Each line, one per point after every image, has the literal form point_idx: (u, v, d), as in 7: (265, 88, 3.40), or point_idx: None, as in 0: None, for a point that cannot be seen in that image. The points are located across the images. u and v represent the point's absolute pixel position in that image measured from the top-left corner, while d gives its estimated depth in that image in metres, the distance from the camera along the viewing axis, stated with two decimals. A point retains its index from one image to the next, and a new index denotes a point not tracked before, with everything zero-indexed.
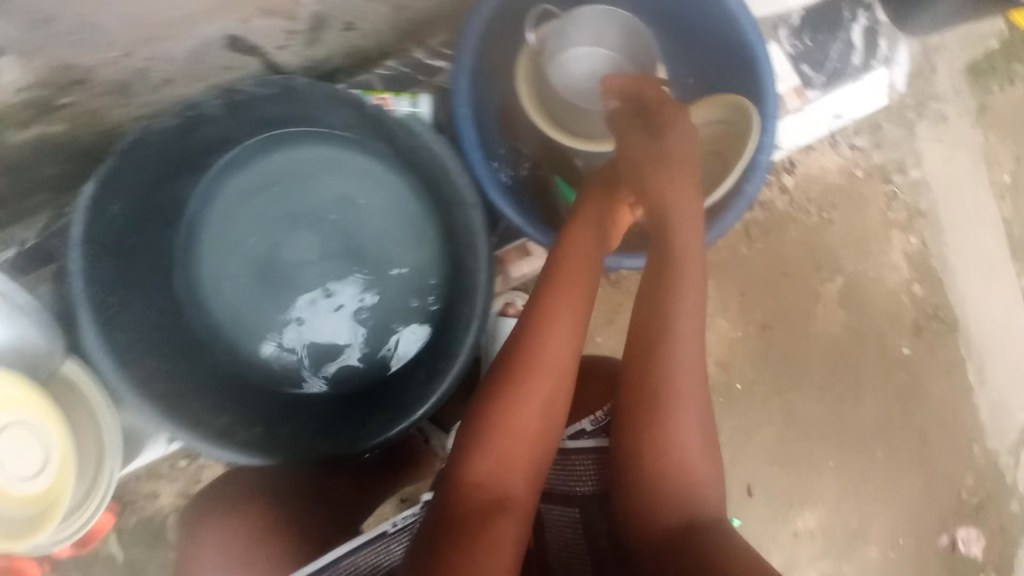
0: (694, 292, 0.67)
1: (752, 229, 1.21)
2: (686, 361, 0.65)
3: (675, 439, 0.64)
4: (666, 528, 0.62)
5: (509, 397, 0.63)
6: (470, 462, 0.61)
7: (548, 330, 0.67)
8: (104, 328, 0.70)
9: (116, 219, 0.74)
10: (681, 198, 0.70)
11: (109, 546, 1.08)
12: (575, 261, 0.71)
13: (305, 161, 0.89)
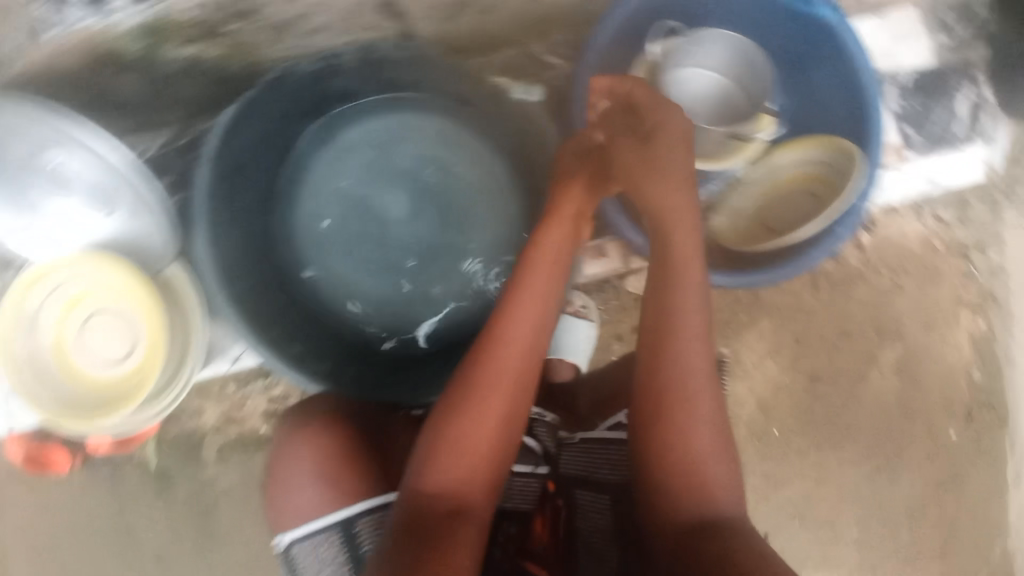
0: (694, 291, 0.68)
1: (820, 279, 1.20)
2: (688, 358, 0.67)
3: (684, 438, 0.66)
4: (680, 516, 0.65)
5: (466, 414, 0.65)
6: (427, 477, 0.64)
7: (509, 345, 0.67)
8: (212, 241, 0.76)
9: (241, 144, 0.80)
10: (669, 197, 0.70)
11: (149, 450, 1.14)
12: (543, 268, 0.71)
13: (418, 126, 0.93)
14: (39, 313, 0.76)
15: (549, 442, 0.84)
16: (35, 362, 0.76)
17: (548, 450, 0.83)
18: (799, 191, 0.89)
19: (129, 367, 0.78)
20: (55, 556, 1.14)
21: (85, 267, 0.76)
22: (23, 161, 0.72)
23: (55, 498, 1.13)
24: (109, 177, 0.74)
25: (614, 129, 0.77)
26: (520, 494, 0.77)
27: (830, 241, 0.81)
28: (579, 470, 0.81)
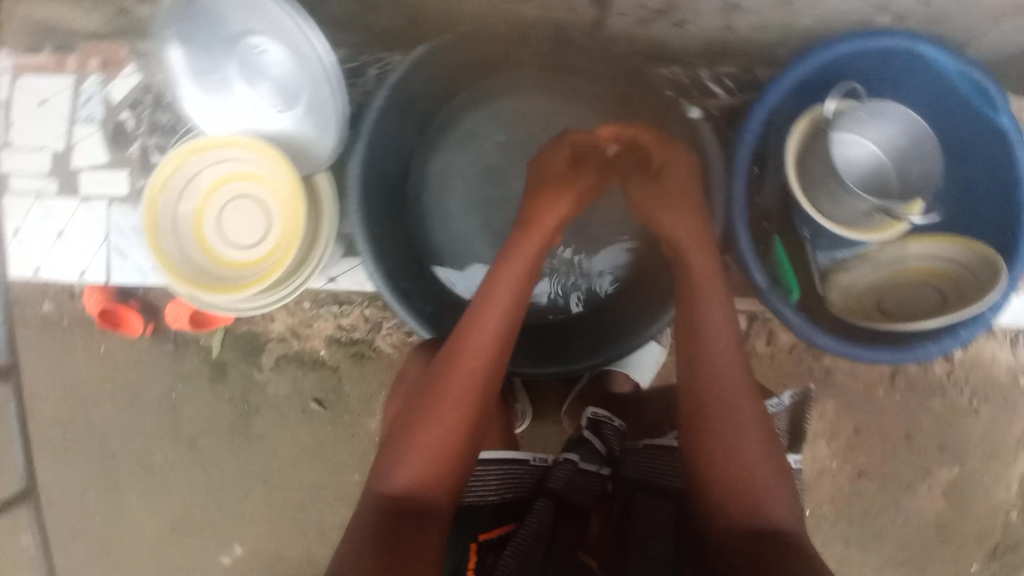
0: (718, 318, 0.75)
1: (898, 380, 1.18)
2: (720, 375, 0.72)
3: (737, 445, 0.68)
4: (733, 520, 0.66)
5: (430, 417, 0.69)
6: (392, 478, 0.67)
7: (470, 349, 0.73)
8: (365, 161, 0.80)
9: (416, 82, 0.83)
10: (679, 227, 0.80)
11: (214, 338, 1.18)
12: (511, 283, 0.78)
13: (573, 118, 0.94)
14: (196, 177, 0.81)
15: (614, 446, 0.90)
16: (175, 220, 0.80)
17: (614, 454, 0.89)
18: (926, 283, 0.88)
19: (252, 255, 0.82)
20: (101, 409, 1.20)
21: (251, 151, 0.79)
22: (232, 40, 0.76)
23: (118, 355, 1.19)
24: (295, 77, 0.75)
25: (623, 174, 0.87)
26: (587, 489, 0.83)
27: (950, 340, 0.82)
28: (644, 475, 0.82)
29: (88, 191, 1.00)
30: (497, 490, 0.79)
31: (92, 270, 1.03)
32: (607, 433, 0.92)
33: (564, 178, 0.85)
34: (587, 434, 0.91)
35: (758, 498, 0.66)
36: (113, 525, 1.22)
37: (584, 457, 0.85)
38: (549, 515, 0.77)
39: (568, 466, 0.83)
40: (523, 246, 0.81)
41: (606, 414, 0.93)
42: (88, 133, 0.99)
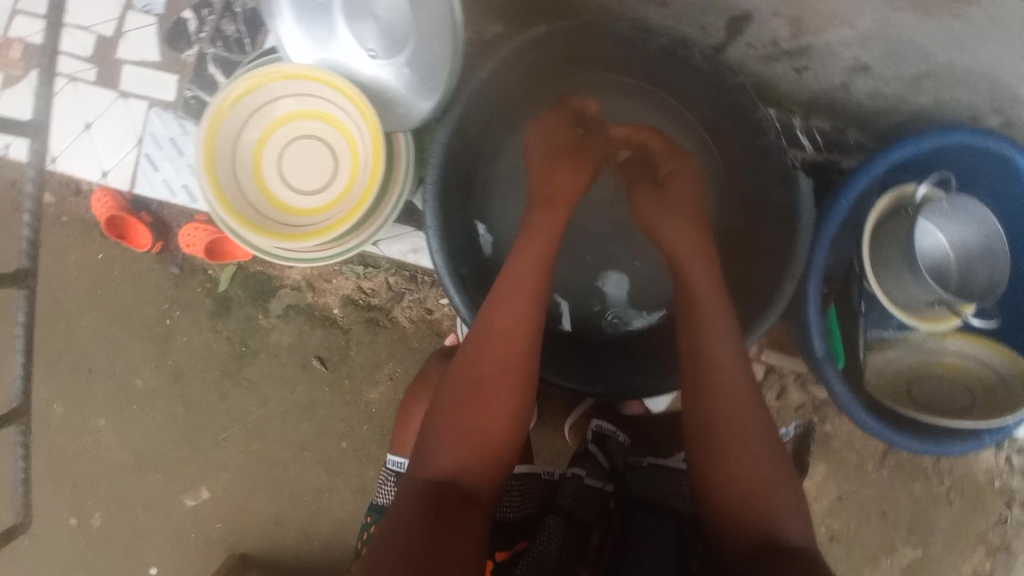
0: (719, 331, 0.70)
1: (889, 458, 1.18)
2: (723, 391, 0.68)
3: (742, 457, 0.65)
4: (745, 542, 0.62)
5: (466, 404, 0.67)
6: (433, 464, 0.66)
7: (489, 329, 0.70)
8: (452, 132, 0.74)
9: (519, 55, 0.76)
10: (681, 240, 0.77)
11: (223, 273, 1.11)
12: (532, 259, 0.74)
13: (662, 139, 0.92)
14: (269, 105, 0.74)
15: (617, 461, 0.89)
16: (234, 146, 0.73)
17: (617, 469, 0.88)
18: (956, 380, 0.91)
19: (310, 203, 0.76)
20: (90, 319, 1.13)
21: (319, 86, 0.73)
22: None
23: (118, 267, 1.11)
24: (404, 25, 0.72)
25: (632, 177, 0.88)
26: (594, 504, 0.81)
27: (971, 441, 0.83)
28: (647, 494, 0.81)
29: (130, 89, 0.93)
30: (519, 506, 0.80)
31: (115, 174, 0.96)
32: (610, 448, 0.91)
33: (569, 151, 0.83)
34: (593, 448, 0.90)
35: (768, 516, 0.62)
36: (77, 441, 1.15)
37: (589, 471, 0.84)
38: (560, 533, 0.75)
39: (576, 481, 0.82)
40: (546, 218, 0.77)
41: (612, 428, 0.93)
42: (142, 26, 0.91)
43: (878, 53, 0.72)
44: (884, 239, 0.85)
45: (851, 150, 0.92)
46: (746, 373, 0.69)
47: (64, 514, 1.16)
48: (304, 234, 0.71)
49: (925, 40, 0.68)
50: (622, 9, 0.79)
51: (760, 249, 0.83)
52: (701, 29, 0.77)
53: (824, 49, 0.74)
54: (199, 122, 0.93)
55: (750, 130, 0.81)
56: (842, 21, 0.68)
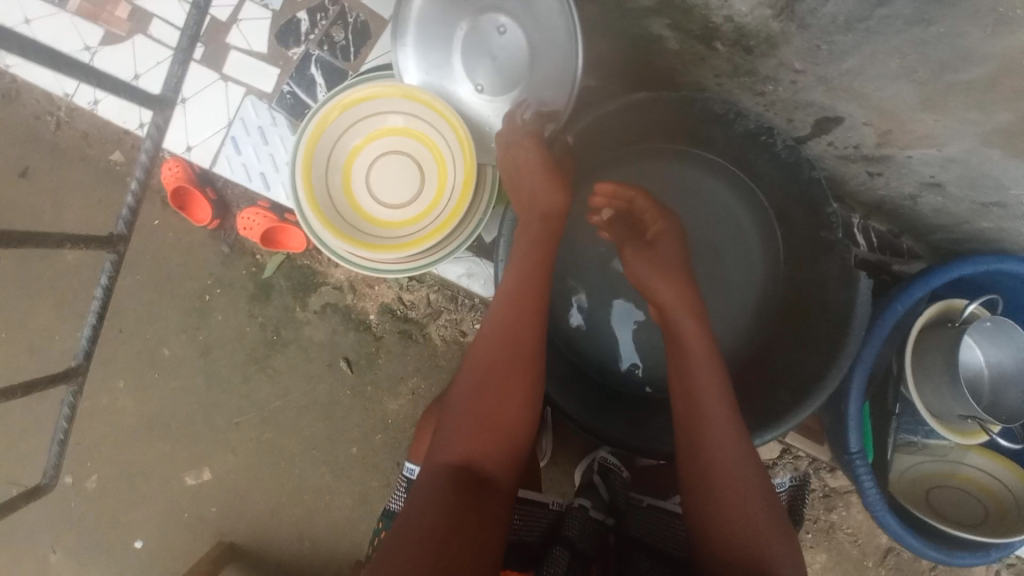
0: (711, 379, 0.71)
1: (888, 557, 1.14)
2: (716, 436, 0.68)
3: (732, 506, 0.65)
4: None
5: (478, 398, 0.67)
6: (444, 455, 0.64)
7: (493, 334, 0.70)
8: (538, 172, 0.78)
9: (614, 112, 0.80)
10: (668, 295, 0.78)
11: (272, 260, 1.12)
12: (533, 264, 0.72)
13: (727, 215, 0.96)
14: (377, 116, 0.78)
15: (620, 496, 0.87)
16: (334, 147, 0.77)
17: (619, 504, 0.85)
18: (972, 495, 0.92)
19: (391, 214, 0.79)
20: (131, 281, 1.14)
21: (415, 108, 0.77)
22: (472, 12, 0.80)
23: (171, 236, 1.13)
24: (517, 71, 0.80)
25: (619, 237, 0.86)
26: (594, 537, 0.80)
27: (979, 554, 0.84)
28: (648, 534, 0.78)
29: (231, 73, 0.96)
30: (525, 533, 0.77)
31: (198, 150, 0.99)
32: (614, 483, 0.88)
33: (541, 176, 0.75)
34: (597, 484, 0.89)
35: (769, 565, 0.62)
36: (94, 399, 1.15)
37: (592, 504, 0.84)
38: (566, 561, 0.73)
39: (582, 512, 0.81)
40: (536, 234, 0.74)
41: (616, 463, 0.91)
42: (256, 17, 0.95)
43: (954, 176, 0.75)
44: (928, 348, 0.86)
45: (904, 257, 0.96)
46: (738, 423, 0.70)
47: (61, 469, 1.15)
48: (392, 250, 0.76)
49: (1006, 176, 0.71)
50: (718, 89, 0.82)
51: (813, 337, 0.84)
52: (789, 121, 0.81)
53: (905, 162, 0.77)
54: (289, 117, 0.97)
55: (816, 221, 0.84)
56: (929, 143, 0.71)
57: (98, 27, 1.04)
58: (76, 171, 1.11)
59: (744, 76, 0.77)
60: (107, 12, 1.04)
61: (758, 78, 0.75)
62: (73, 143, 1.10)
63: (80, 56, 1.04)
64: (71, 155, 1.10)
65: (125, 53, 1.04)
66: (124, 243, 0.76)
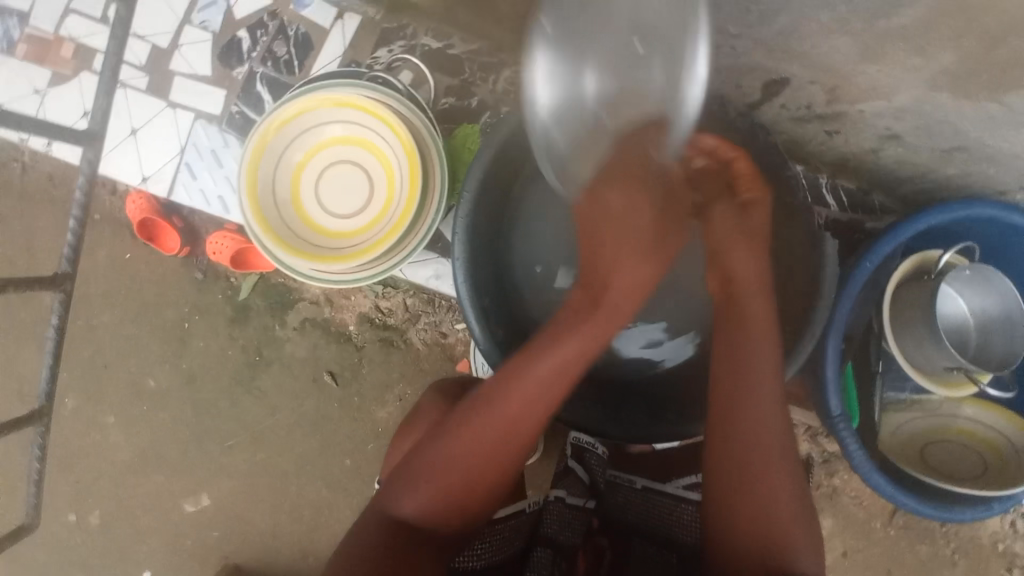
0: (765, 355, 0.69)
1: (897, 515, 1.07)
2: (764, 471, 0.66)
3: (762, 487, 0.65)
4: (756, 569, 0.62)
5: (462, 454, 0.65)
6: (397, 507, 0.66)
7: (511, 401, 0.66)
8: (486, 167, 0.79)
9: None
10: (743, 268, 0.74)
11: (246, 280, 1.12)
12: (580, 350, 0.68)
13: None
14: (316, 128, 0.78)
15: (598, 476, 0.86)
16: (277, 166, 0.78)
17: (598, 486, 0.86)
18: (970, 448, 0.89)
19: (344, 224, 0.81)
20: (111, 316, 1.15)
21: (350, 112, 0.78)
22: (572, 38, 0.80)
23: (144, 268, 1.13)
24: None
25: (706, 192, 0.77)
26: (575, 526, 0.80)
27: (981, 508, 0.80)
28: (641, 519, 0.80)
29: (178, 99, 0.98)
30: (503, 547, 0.76)
31: (154, 180, 1.00)
32: (590, 462, 0.87)
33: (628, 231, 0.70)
34: (574, 467, 0.85)
35: (785, 550, 0.63)
36: (86, 436, 1.16)
37: (570, 491, 0.82)
38: (548, 561, 0.75)
39: (559, 504, 0.80)
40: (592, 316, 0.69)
41: (591, 441, 0.89)
42: (198, 40, 0.97)
43: (910, 125, 0.75)
44: (905, 303, 0.85)
45: (876, 213, 0.94)
46: (782, 406, 0.68)
47: (64, 509, 1.16)
48: (348, 256, 0.77)
49: (962, 118, 0.70)
50: None
51: (790, 300, 0.82)
52: (738, 88, 0.80)
53: (858, 116, 0.77)
54: (240, 136, 0.98)
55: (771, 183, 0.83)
56: (879, 94, 0.71)
57: (45, 68, 1.04)
58: (43, 213, 1.11)
59: None
60: (53, 53, 1.04)
61: None
62: (35, 186, 1.10)
63: (31, 100, 1.04)
64: (36, 198, 1.11)
65: (75, 92, 1.04)
66: (70, 281, 0.77)
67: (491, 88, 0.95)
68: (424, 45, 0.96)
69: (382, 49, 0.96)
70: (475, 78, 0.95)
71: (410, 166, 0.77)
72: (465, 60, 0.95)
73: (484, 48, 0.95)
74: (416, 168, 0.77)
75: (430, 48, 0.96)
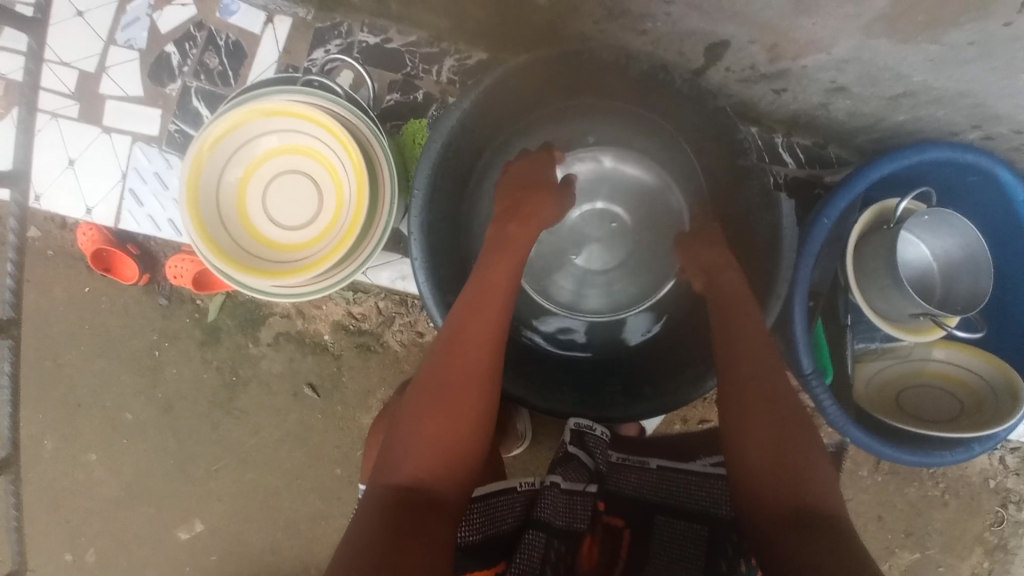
0: (747, 310, 0.74)
1: (884, 462, 1.08)
2: (766, 408, 0.67)
3: (771, 429, 0.66)
4: (781, 512, 0.61)
5: (448, 396, 0.66)
6: (390, 478, 0.63)
7: (476, 333, 0.70)
8: (434, 160, 0.77)
9: (498, 78, 0.76)
10: (710, 252, 0.82)
11: (210, 302, 1.09)
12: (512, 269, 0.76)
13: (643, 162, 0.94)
14: (252, 141, 0.79)
15: (601, 459, 0.84)
16: (218, 184, 0.78)
17: (600, 469, 0.84)
18: (943, 390, 0.90)
19: (297, 236, 0.82)
20: (77, 352, 1.12)
21: (285, 120, 0.79)
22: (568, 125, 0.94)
23: (105, 300, 1.10)
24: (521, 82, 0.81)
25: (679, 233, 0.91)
26: (578, 512, 0.77)
27: (962, 451, 0.82)
28: (656, 495, 0.81)
29: (113, 123, 0.98)
30: (500, 522, 0.75)
31: (99, 210, 0.99)
32: (591, 445, 0.84)
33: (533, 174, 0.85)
34: (574, 451, 0.82)
35: (803, 485, 0.61)
36: (69, 477, 1.14)
37: (570, 476, 0.79)
38: (542, 544, 0.72)
39: (554, 490, 0.77)
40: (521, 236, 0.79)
41: (590, 423, 0.84)
42: (125, 61, 0.97)
43: (854, 75, 0.75)
44: (868, 254, 0.85)
45: (834, 166, 0.94)
46: (773, 356, 0.71)
47: (58, 550, 1.15)
48: (305, 267, 0.77)
49: (903, 64, 0.71)
50: (601, 36, 0.85)
51: (751, 262, 0.82)
52: (681, 54, 0.81)
53: (801, 72, 0.78)
54: (182, 154, 0.98)
55: (724, 148, 0.82)
56: (818, 48, 0.72)
57: None
58: None
59: (621, 18, 0.80)
60: None
61: (634, 18, 0.78)
62: None
63: None
64: None
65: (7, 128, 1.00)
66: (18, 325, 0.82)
67: (435, 79, 0.94)
68: (361, 41, 0.94)
69: (318, 50, 0.94)
70: (417, 70, 0.94)
71: (353, 166, 0.78)
72: (405, 53, 0.94)
73: (423, 38, 0.94)
74: (359, 166, 0.77)
75: (368, 45, 0.94)
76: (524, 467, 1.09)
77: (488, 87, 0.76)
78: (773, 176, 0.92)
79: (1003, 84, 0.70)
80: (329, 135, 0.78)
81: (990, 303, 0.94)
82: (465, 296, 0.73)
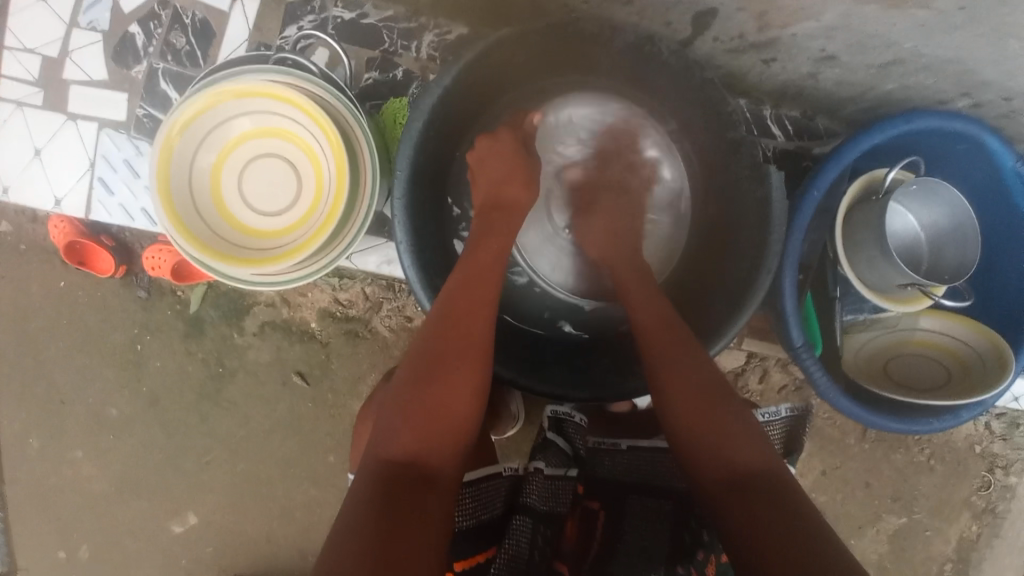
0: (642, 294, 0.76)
1: (870, 431, 1.10)
2: (677, 384, 0.65)
3: (685, 397, 0.64)
4: (718, 475, 0.58)
5: (435, 372, 0.64)
6: (380, 459, 0.59)
7: (464, 313, 0.68)
8: (416, 141, 0.74)
9: (479, 53, 0.73)
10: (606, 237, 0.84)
11: (192, 293, 1.07)
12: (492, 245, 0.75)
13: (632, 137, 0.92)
14: (225, 124, 0.76)
15: (580, 445, 0.85)
16: (191, 169, 0.76)
17: (580, 454, 0.84)
18: (931, 358, 0.91)
19: (276, 224, 0.79)
20: (56, 349, 1.09)
21: (259, 102, 0.75)
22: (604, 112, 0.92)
23: (82, 294, 1.07)
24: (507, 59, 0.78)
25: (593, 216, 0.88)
26: (560, 495, 0.79)
27: (949, 418, 0.83)
28: (631, 477, 0.80)
29: (79, 110, 0.93)
30: (488, 508, 0.74)
31: (69, 201, 0.95)
32: (570, 431, 0.86)
33: (510, 168, 0.81)
34: (551, 437, 0.85)
35: (725, 452, 0.59)
36: (57, 474, 1.12)
37: (551, 462, 0.80)
38: (529, 530, 0.73)
39: (539, 476, 0.78)
40: (500, 219, 0.78)
41: (567, 410, 0.87)
42: (88, 43, 0.92)
43: (843, 42, 0.74)
44: (857, 225, 0.85)
45: (823, 138, 0.92)
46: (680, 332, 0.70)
47: (51, 548, 1.14)
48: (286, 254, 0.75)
49: (893, 30, 0.70)
50: (586, 7, 0.82)
51: (740, 237, 0.82)
52: (668, 24, 0.80)
53: (790, 41, 0.76)
54: (153, 141, 0.94)
55: (713, 120, 0.80)
56: (807, 14, 0.70)
57: None
58: None
59: None
60: None
61: None
62: None
63: None
64: None
65: None
66: None
67: (415, 56, 0.91)
68: (336, 17, 0.90)
69: (290, 27, 0.90)
70: (396, 47, 0.90)
71: (332, 149, 0.75)
72: (382, 28, 0.90)
73: (401, 13, 0.90)
74: (337, 148, 0.74)
75: (343, 20, 0.90)
76: (519, 449, 1.09)
77: (469, 63, 0.73)
78: (762, 148, 0.91)
79: (994, 49, 0.69)
80: (306, 118, 0.75)
81: (977, 272, 0.94)
82: (456, 276, 0.72)
